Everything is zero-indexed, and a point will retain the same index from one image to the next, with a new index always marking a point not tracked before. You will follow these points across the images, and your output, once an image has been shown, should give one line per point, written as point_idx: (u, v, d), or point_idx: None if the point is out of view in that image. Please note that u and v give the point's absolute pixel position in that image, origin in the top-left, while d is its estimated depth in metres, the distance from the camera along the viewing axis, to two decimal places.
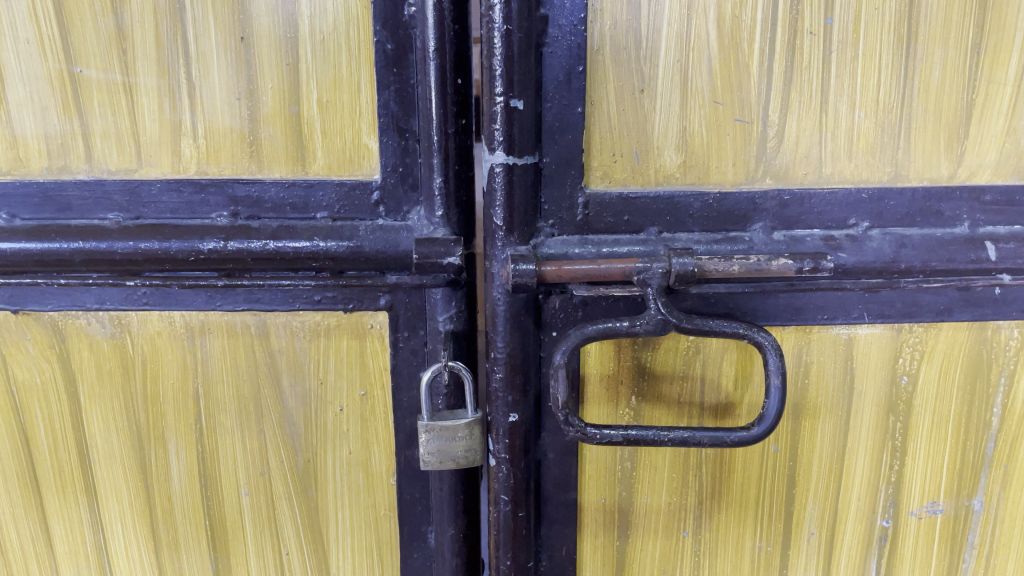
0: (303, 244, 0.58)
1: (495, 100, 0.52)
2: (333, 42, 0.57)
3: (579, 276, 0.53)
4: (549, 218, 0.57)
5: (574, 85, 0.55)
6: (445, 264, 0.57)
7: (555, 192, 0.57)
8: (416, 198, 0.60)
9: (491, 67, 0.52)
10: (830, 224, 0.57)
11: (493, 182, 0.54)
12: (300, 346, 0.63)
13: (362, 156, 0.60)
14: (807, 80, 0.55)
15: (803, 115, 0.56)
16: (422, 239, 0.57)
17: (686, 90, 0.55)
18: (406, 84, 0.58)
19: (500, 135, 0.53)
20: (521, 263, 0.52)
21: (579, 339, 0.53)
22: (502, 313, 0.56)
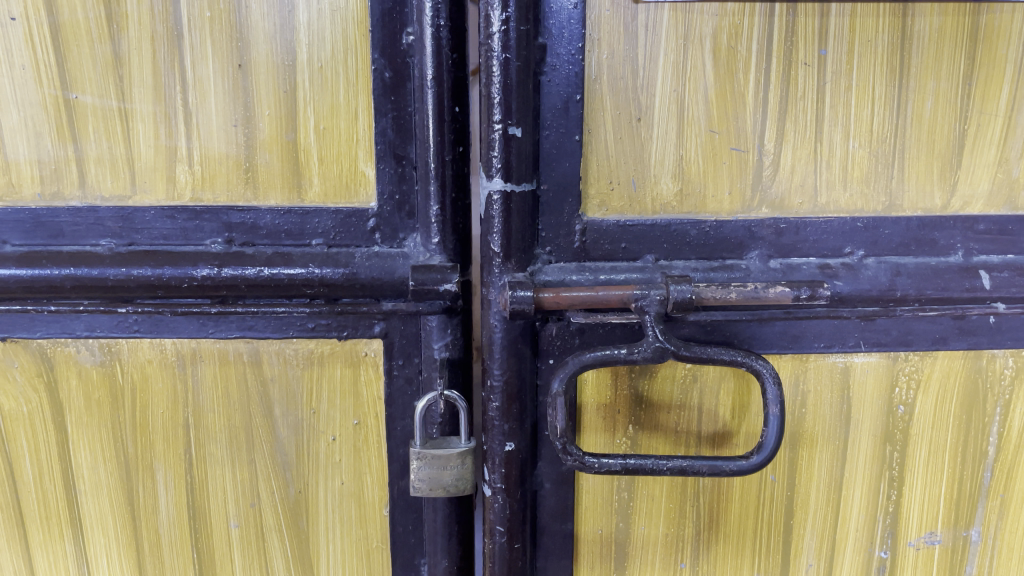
0: (298, 270, 0.58)
1: (493, 127, 0.53)
2: (331, 69, 0.57)
3: (575, 303, 0.53)
4: (547, 245, 0.57)
5: (572, 112, 0.55)
6: (443, 291, 0.57)
7: (552, 219, 0.57)
8: (411, 224, 0.60)
9: (489, 95, 0.53)
10: (826, 252, 0.57)
11: (491, 209, 0.54)
12: (293, 374, 0.63)
13: (359, 183, 0.59)
14: (801, 109, 0.56)
15: (798, 145, 0.56)
16: (418, 266, 0.57)
17: (682, 120, 0.56)
18: (404, 111, 0.58)
19: (498, 162, 0.53)
20: (517, 290, 0.52)
21: (577, 367, 0.52)
22: (499, 341, 0.55)
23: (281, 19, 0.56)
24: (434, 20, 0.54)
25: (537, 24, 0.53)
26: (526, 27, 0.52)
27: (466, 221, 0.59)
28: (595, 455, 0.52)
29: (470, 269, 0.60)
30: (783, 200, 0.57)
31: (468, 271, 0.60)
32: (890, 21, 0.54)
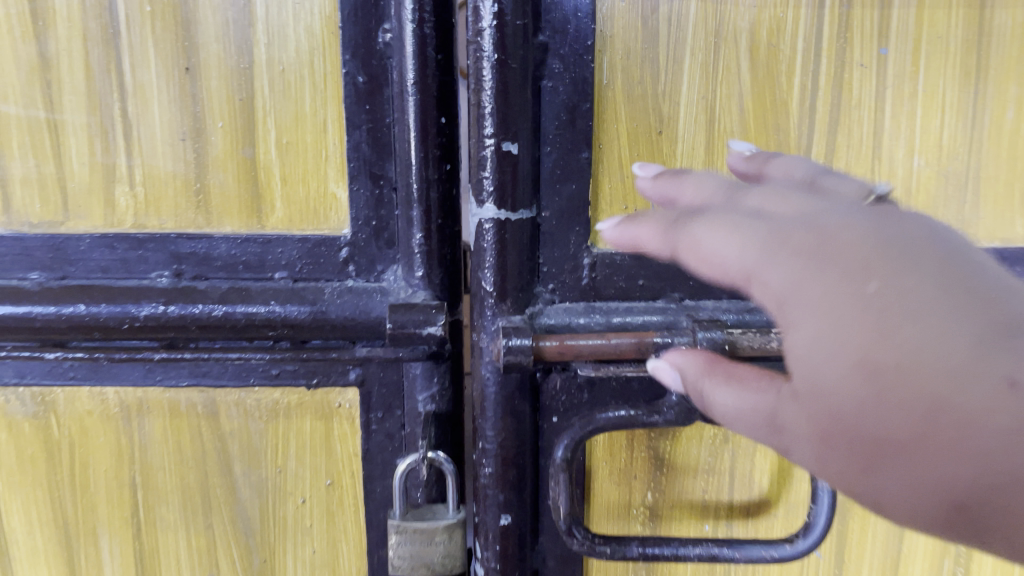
0: (257, 309, 0.49)
1: (484, 143, 0.44)
2: (294, 73, 0.48)
3: (584, 352, 0.44)
4: (549, 282, 0.49)
5: (579, 124, 0.46)
6: (426, 335, 0.48)
7: (557, 252, 0.48)
8: (391, 254, 0.51)
9: (479, 103, 0.44)
10: None
11: (481, 240, 0.46)
12: (255, 428, 0.54)
13: (329, 207, 0.50)
14: (856, 120, 0.48)
15: (851, 163, 0.49)
16: (397, 305, 0.48)
17: (714, 130, 0.47)
18: (380, 124, 0.49)
19: (490, 185, 0.44)
20: (513, 338, 0.44)
21: (585, 430, 0.45)
22: (493, 397, 0.47)
23: (235, 14, 0.48)
24: (416, 14, 0.46)
25: (536, 19, 0.44)
26: (524, 22, 0.43)
27: (455, 251, 0.51)
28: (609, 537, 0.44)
29: (458, 308, 0.51)
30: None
31: (456, 311, 0.51)
32: (965, 14, 0.47)
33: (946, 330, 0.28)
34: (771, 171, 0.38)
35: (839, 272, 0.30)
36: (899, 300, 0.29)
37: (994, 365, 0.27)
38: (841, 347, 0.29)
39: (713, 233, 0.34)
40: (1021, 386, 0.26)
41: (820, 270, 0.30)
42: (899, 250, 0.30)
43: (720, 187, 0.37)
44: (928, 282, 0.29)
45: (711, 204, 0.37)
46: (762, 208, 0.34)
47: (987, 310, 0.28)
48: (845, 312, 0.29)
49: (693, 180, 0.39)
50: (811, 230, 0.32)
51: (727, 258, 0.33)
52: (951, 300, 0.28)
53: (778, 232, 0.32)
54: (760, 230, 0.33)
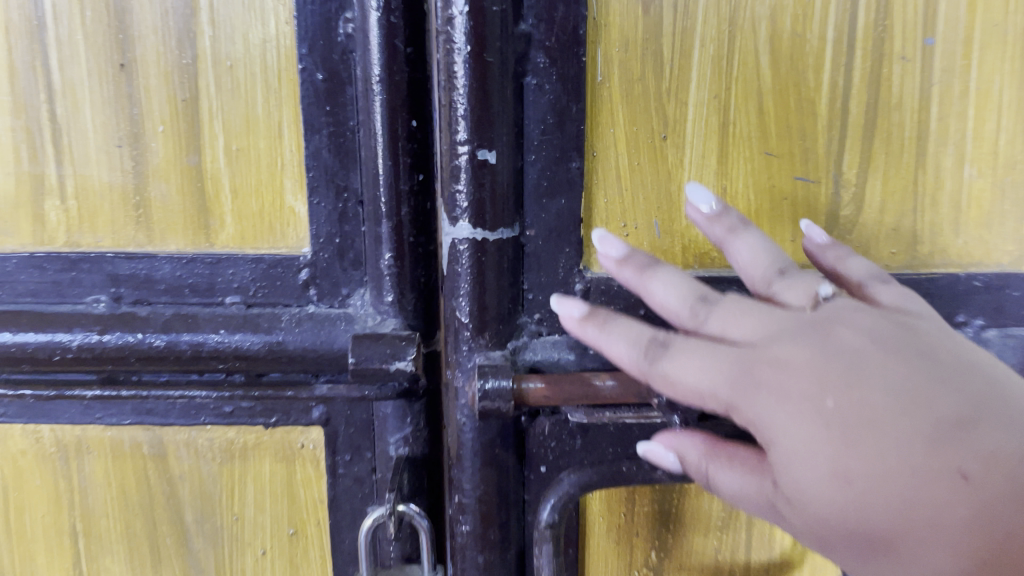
0: (205, 338, 0.43)
1: (456, 152, 0.38)
2: (244, 70, 0.42)
3: (575, 398, 0.39)
4: (535, 311, 0.43)
5: (569, 128, 0.41)
6: (393, 370, 0.41)
7: (544, 276, 0.42)
8: (358, 276, 0.44)
9: (450, 104, 0.38)
10: None
11: (455, 263, 0.39)
12: (208, 470, 0.48)
13: (286, 222, 0.44)
14: (897, 121, 0.43)
15: (891, 174, 0.44)
16: (362, 336, 0.42)
17: (726, 136, 0.42)
18: (342, 126, 0.42)
19: (464, 200, 0.38)
20: (489, 381, 0.38)
21: (576, 488, 0.41)
22: (470, 446, 0.41)
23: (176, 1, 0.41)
24: (382, 1, 0.39)
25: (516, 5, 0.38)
26: (502, 9, 0.37)
27: (429, 273, 0.44)
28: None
29: (434, 338, 0.45)
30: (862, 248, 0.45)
31: (431, 340, 0.45)
32: None
33: (903, 436, 0.31)
34: (733, 249, 0.39)
35: (797, 393, 0.33)
36: (858, 412, 0.31)
37: (949, 460, 0.30)
38: (815, 463, 0.31)
39: (684, 370, 0.35)
40: (973, 478, 0.30)
41: (787, 390, 0.33)
42: (848, 360, 0.33)
43: (683, 292, 0.38)
44: (879, 392, 0.32)
45: (682, 319, 0.38)
46: (722, 333, 0.36)
47: (935, 408, 0.31)
48: (812, 432, 0.32)
49: (659, 276, 0.38)
50: (763, 361, 0.34)
51: (703, 386, 0.35)
52: (904, 403, 0.31)
53: (743, 357, 0.35)
54: (725, 354, 0.35)
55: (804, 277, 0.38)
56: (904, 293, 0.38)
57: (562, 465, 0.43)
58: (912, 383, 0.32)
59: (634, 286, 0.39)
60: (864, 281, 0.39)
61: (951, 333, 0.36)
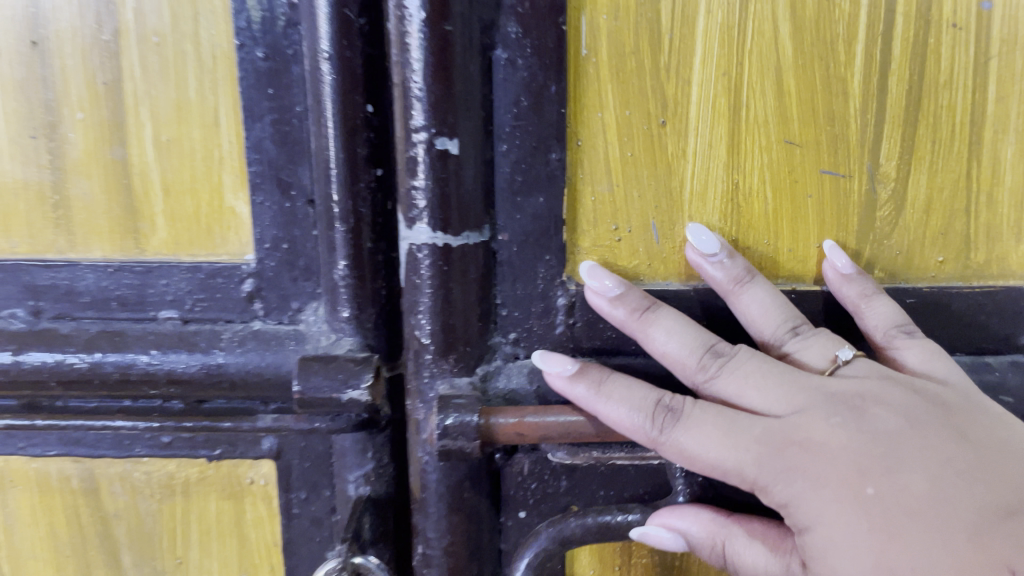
0: (131, 360, 0.37)
1: (412, 140, 0.34)
2: (174, 48, 0.36)
3: (552, 433, 0.37)
4: (510, 330, 0.40)
5: (546, 112, 0.38)
6: (345, 400, 0.35)
7: (520, 290, 0.40)
8: (309, 289, 0.39)
9: (404, 81, 0.34)
10: (988, 342, 0.43)
11: (416, 275, 0.36)
12: (147, 508, 0.42)
13: (227, 226, 0.38)
14: (946, 101, 0.40)
15: (938, 167, 0.41)
16: (311, 359, 0.36)
17: (740, 121, 0.39)
18: (286, 114, 0.36)
19: (422, 196, 0.35)
20: (450, 416, 0.36)
21: (553, 544, 0.39)
22: (434, 487, 0.38)
23: None
24: None
25: None
26: None
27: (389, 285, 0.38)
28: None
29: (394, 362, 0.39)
30: (906, 259, 0.42)
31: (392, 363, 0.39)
32: None
33: (942, 525, 0.32)
34: (744, 301, 0.39)
35: (834, 479, 0.33)
36: (897, 502, 0.32)
37: (997, 555, 0.31)
38: (855, 554, 0.32)
39: (703, 441, 0.34)
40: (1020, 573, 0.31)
41: (821, 476, 0.33)
42: (885, 446, 0.34)
43: (688, 342, 0.37)
44: (917, 479, 0.33)
45: (688, 370, 0.37)
46: (736, 396, 0.36)
47: (974, 499, 0.33)
48: (854, 521, 0.32)
49: (659, 323, 0.37)
50: (794, 443, 0.34)
51: (723, 459, 0.34)
52: (939, 494, 0.33)
53: (771, 434, 0.34)
54: (748, 426, 0.34)
55: (816, 335, 0.38)
56: (928, 350, 0.39)
57: (544, 507, 0.41)
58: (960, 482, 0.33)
59: (631, 328, 0.37)
60: (883, 336, 0.39)
61: (975, 396, 0.37)
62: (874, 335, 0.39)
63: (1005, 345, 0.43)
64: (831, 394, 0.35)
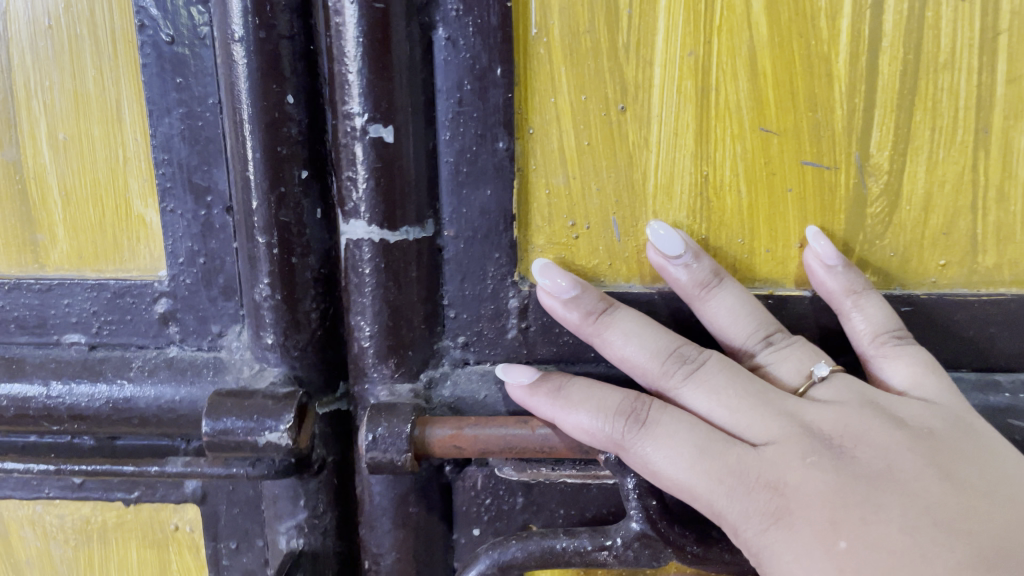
0: (34, 390, 0.39)
1: (349, 124, 0.36)
2: (68, 31, 0.38)
3: (490, 445, 0.38)
4: (460, 334, 0.41)
5: (491, 97, 0.38)
6: (263, 443, 0.36)
7: (468, 290, 0.41)
8: (232, 310, 0.40)
9: (341, 70, 0.36)
10: (992, 360, 0.42)
11: (359, 277, 0.38)
12: (62, 554, 0.43)
13: (135, 233, 0.40)
14: (944, 82, 0.38)
15: (935, 159, 0.39)
16: (231, 393, 0.37)
17: (710, 109, 0.39)
18: (194, 107, 0.37)
19: (355, 179, 0.37)
20: (381, 427, 0.37)
21: (492, 568, 0.40)
22: (378, 504, 0.40)
23: None
24: None
25: None
26: None
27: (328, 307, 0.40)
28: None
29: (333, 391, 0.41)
30: (901, 260, 0.41)
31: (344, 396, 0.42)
32: None
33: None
34: (711, 308, 0.39)
35: (808, 530, 0.33)
36: (873, 554, 0.32)
37: None
38: None
39: (666, 461, 0.35)
40: None
41: (795, 525, 0.33)
42: (863, 491, 0.33)
43: (651, 348, 0.38)
44: (895, 529, 0.32)
45: (653, 375, 0.38)
46: (706, 412, 0.37)
47: (956, 550, 0.31)
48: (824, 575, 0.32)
49: (616, 327, 0.38)
50: (768, 484, 0.34)
51: (691, 483, 0.35)
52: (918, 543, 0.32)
53: (743, 468, 0.34)
54: (721, 452, 0.35)
55: (792, 345, 0.39)
56: (919, 365, 0.38)
57: (498, 525, 0.43)
58: (939, 535, 0.32)
59: (587, 332, 0.38)
60: (873, 349, 0.39)
61: (969, 420, 0.37)
62: (864, 346, 0.39)
63: (1010, 361, 0.42)
64: (805, 426, 0.36)
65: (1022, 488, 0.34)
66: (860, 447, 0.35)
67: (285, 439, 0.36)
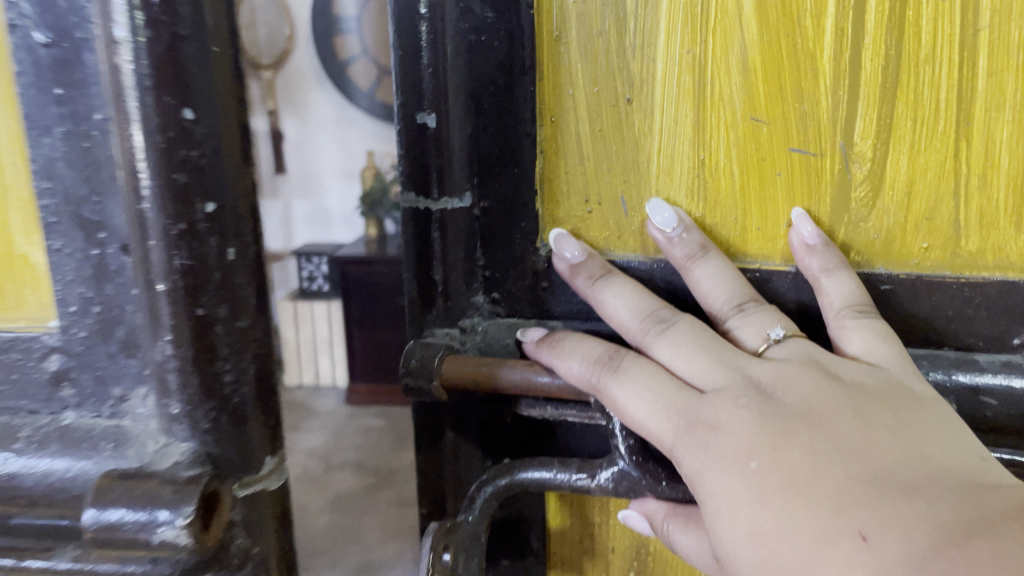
0: None
1: (420, 120, 0.51)
2: None
3: (503, 381, 0.48)
4: (498, 290, 0.55)
5: (523, 89, 0.50)
6: (155, 542, 0.29)
7: (499, 256, 0.54)
8: (134, 370, 0.34)
9: (418, 80, 0.50)
10: (972, 340, 0.45)
11: (433, 236, 0.54)
12: None
13: (22, 278, 0.35)
14: (925, 77, 0.42)
15: (917, 147, 0.43)
16: (129, 474, 0.30)
17: (707, 101, 0.46)
18: (80, 123, 0.31)
19: (435, 168, 0.52)
20: (415, 359, 0.50)
21: (506, 485, 0.51)
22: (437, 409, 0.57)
23: None
24: None
25: None
26: None
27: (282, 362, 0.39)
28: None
29: (258, 469, 0.36)
30: (885, 241, 0.46)
31: (281, 474, 0.38)
32: None
33: (812, 495, 0.35)
34: (695, 272, 0.47)
35: (729, 453, 0.38)
36: (778, 474, 0.37)
37: (852, 524, 0.33)
38: (733, 520, 0.37)
39: (630, 399, 0.43)
40: (871, 539, 0.33)
41: (720, 447, 0.39)
42: (784, 422, 0.39)
43: (634, 312, 0.47)
44: (798, 453, 0.37)
45: (634, 334, 0.46)
46: (669, 362, 0.44)
47: (850, 473, 0.35)
48: (738, 490, 0.37)
49: (610, 289, 0.48)
50: (705, 417, 0.40)
51: (650, 419, 0.42)
52: (819, 463, 0.36)
53: (691, 402, 0.42)
54: (677, 397, 0.42)
55: (759, 312, 0.45)
56: (877, 332, 0.43)
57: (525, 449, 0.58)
58: (837, 458, 0.36)
59: (586, 293, 0.49)
60: (841, 313, 0.44)
61: (911, 383, 0.40)
62: (833, 303, 0.44)
63: (991, 343, 0.45)
64: (748, 377, 0.42)
65: (930, 435, 0.37)
66: (788, 389, 0.40)
67: (183, 537, 0.29)
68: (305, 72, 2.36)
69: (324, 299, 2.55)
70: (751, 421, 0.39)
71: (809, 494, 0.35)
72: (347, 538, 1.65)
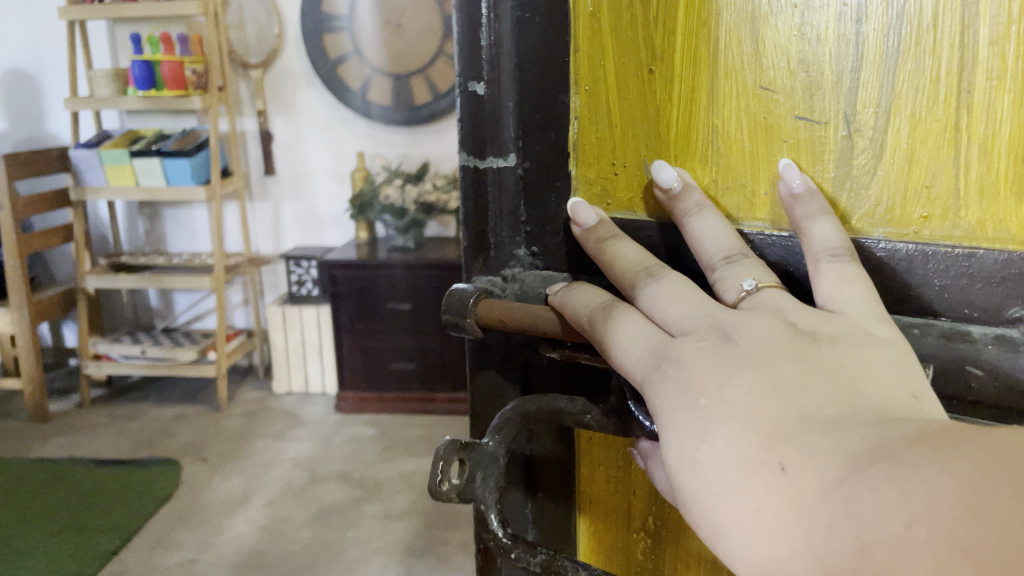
0: None
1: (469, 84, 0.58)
2: None
3: (521, 320, 0.53)
4: (535, 245, 0.61)
5: (558, 63, 0.57)
6: None
7: (536, 213, 0.60)
8: None
9: (473, 47, 0.57)
10: (970, 310, 0.46)
11: (481, 189, 0.60)
12: None
13: None
14: (922, 53, 0.45)
15: (916, 117, 0.46)
16: None
17: (721, 71, 0.52)
18: None
19: (481, 132, 0.59)
20: (450, 297, 0.57)
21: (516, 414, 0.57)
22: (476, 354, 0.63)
23: None
24: None
25: None
26: None
27: None
28: (509, 529, 0.53)
29: None
30: (887, 211, 0.49)
31: None
32: None
33: (749, 429, 0.38)
34: (692, 226, 0.51)
35: (682, 392, 0.41)
36: (719, 411, 0.39)
37: (777, 457, 0.36)
38: (679, 452, 0.40)
39: (611, 341, 0.47)
40: (788, 470, 0.35)
41: (677, 384, 0.42)
42: (732, 366, 0.41)
43: (628, 269, 0.51)
44: (741, 392, 0.39)
45: (627, 286, 0.50)
46: (649, 308, 0.48)
47: (787, 411, 0.38)
48: (686, 422, 0.40)
49: (610, 249, 0.52)
50: (669, 360, 0.43)
51: (625, 361, 0.46)
52: (759, 401, 0.39)
53: (660, 346, 0.45)
54: (651, 342, 0.45)
55: (745, 263, 0.48)
56: (843, 274, 0.45)
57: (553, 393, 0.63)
58: (779, 398, 0.39)
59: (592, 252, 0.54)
60: (817, 254, 0.47)
61: (872, 326, 0.43)
62: (812, 245, 0.47)
63: (991, 317, 0.46)
64: (715, 322, 0.44)
65: (866, 379, 0.39)
66: (741, 333, 0.43)
67: None
68: (296, 72, 2.71)
69: (302, 303, 2.72)
70: (701, 366, 0.42)
71: (745, 429, 0.38)
72: (328, 555, 1.85)
